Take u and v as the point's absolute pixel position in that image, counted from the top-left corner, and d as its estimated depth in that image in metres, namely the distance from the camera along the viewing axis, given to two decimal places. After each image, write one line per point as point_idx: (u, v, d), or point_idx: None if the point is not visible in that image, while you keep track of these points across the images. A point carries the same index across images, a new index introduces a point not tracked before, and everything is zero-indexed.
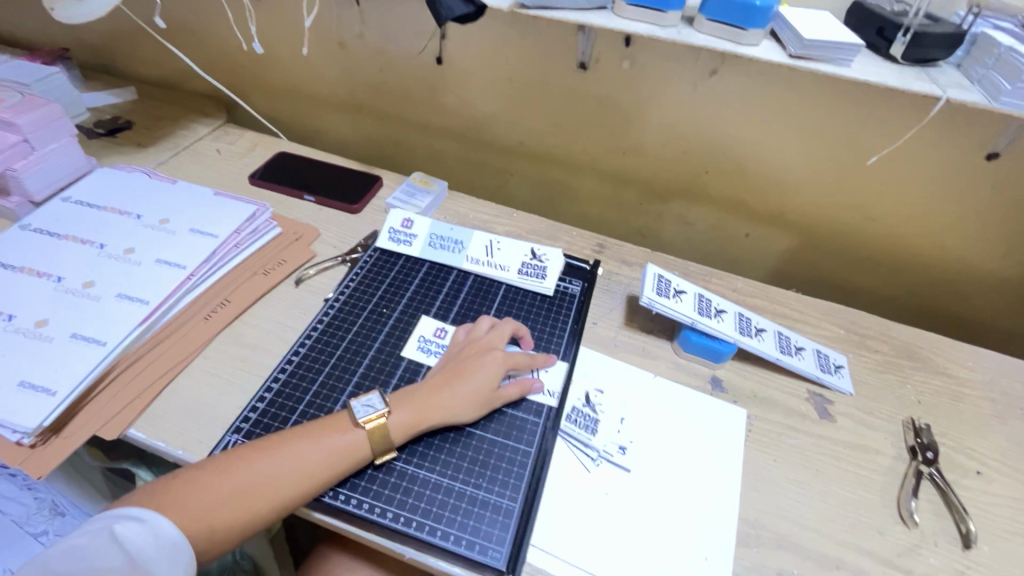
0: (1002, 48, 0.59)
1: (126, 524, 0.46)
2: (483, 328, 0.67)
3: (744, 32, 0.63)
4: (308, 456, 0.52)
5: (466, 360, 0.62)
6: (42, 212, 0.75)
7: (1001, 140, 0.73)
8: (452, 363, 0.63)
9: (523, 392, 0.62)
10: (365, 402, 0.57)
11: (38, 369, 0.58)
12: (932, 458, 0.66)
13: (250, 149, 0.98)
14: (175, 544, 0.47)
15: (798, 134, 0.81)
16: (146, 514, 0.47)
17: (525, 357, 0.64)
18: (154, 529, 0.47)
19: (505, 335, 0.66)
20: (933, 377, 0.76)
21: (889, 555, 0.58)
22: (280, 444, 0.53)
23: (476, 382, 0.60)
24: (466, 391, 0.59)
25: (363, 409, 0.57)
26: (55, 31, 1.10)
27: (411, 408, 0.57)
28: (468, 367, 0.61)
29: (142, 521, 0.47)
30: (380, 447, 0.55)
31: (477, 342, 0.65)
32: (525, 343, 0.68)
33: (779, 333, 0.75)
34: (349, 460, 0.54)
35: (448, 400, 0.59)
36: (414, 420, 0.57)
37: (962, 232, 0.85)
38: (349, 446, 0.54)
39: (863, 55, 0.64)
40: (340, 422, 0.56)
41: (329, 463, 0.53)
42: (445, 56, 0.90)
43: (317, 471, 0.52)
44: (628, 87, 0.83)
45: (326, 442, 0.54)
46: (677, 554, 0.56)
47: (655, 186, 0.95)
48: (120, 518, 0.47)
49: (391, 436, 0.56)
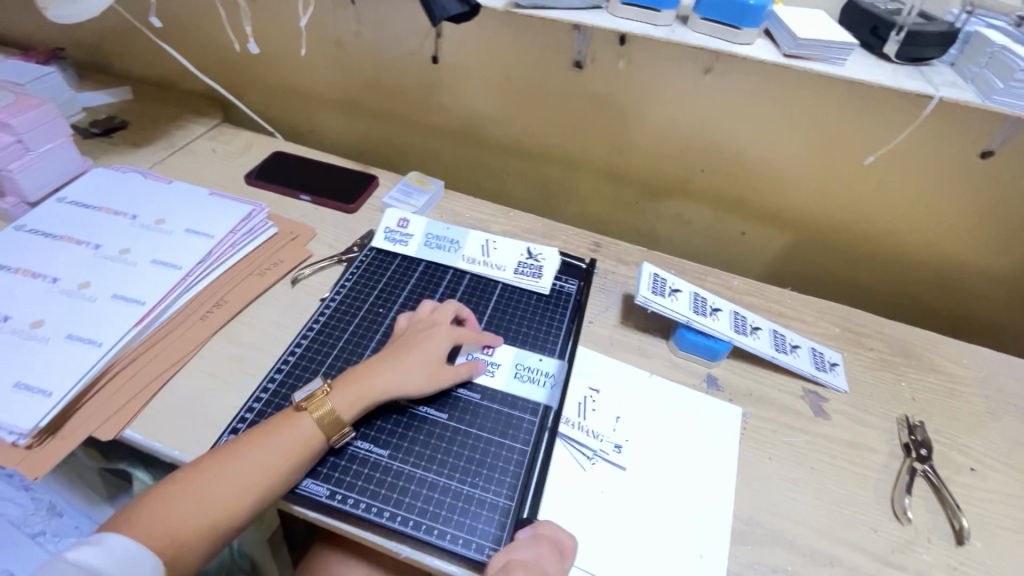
0: (995, 47, 0.59)
1: (84, 549, 0.45)
2: (426, 310, 0.68)
3: (738, 31, 0.63)
4: (284, 450, 0.53)
5: (407, 338, 0.63)
6: (37, 212, 0.74)
7: (996, 138, 0.73)
8: (394, 342, 0.63)
9: (471, 369, 0.63)
10: (307, 386, 0.58)
11: (33, 370, 0.58)
12: (925, 455, 0.66)
13: (245, 149, 0.98)
14: (152, 559, 0.45)
15: (793, 132, 0.81)
16: (102, 536, 0.46)
17: (468, 334, 0.66)
18: (110, 547, 0.45)
19: (447, 314, 0.67)
20: (927, 374, 0.76)
21: (884, 552, 0.58)
22: (255, 442, 0.53)
23: (417, 356, 0.61)
24: (408, 364, 0.60)
25: (304, 393, 0.57)
26: (49, 31, 1.09)
27: (350, 385, 0.58)
28: (409, 344, 0.62)
29: (99, 543, 0.45)
30: (332, 427, 0.56)
31: (420, 322, 0.66)
32: (469, 322, 0.69)
33: (774, 331, 0.76)
34: (321, 449, 0.55)
35: (386, 374, 0.59)
36: (355, 395, 0.57)
37: (957, 229, 0.85)
38: (320, 436, 0.55)
39: (857, 55, 0.64)
40: (292, 410, 0.56)
41: (305, 455, 0.54)
42: (440, 55, 0.90)
43: (294, 463, 0.53)
44: (624, 86, 0.84)
45: (297, 428, 0.55)
46: (673, 550, 0.56)
47: (652, 185, 0.95)
48: (79, 546, 0.46)
49: (341, 417, 0.56)
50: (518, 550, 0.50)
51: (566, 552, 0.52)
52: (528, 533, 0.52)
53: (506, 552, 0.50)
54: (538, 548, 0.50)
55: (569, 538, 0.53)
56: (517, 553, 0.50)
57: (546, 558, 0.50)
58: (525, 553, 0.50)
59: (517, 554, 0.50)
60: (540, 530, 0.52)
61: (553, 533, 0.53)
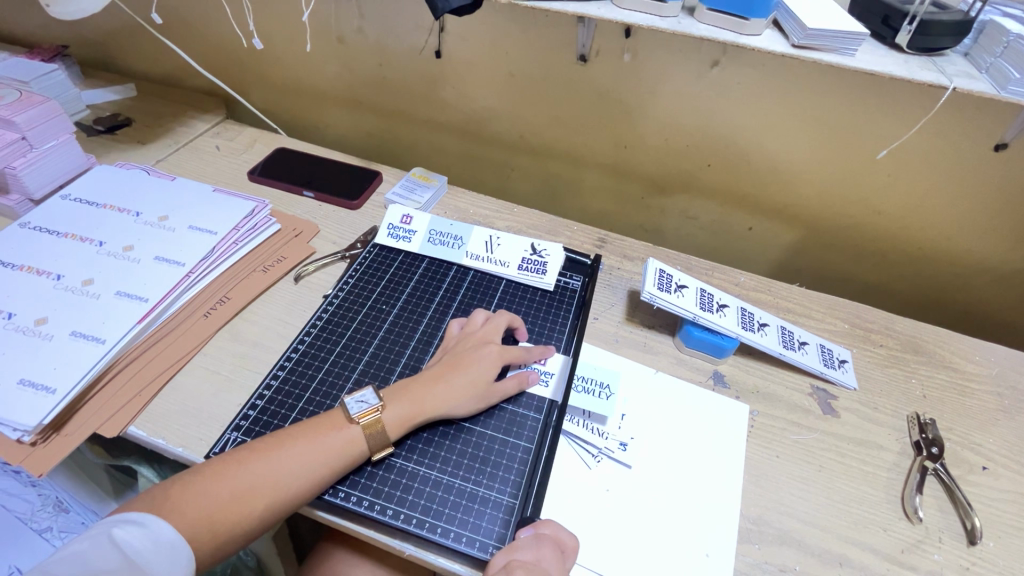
0: (1011, 35, 0.57)
1: (127, 528, 0.47)
2: (476, 322, 0.67)
3: (746, 21, 0.62)
4: (303, 456, 0.52)
5: (462, 353, 0.62)
6: (41, 210, 0.74)
7: (1010, 130, 0.72)
8: (448, 355, 0.63)
9: (522, 384, 0.62)
10: (359, 398, 0.57)
11: (38, 367, 0.58)
12: (937, 454, 0.65)
13: (249, 145, 0.97)
14: (174, 547, 0.47)
15: (802, 126, 0.80)
16: (146, 517, 0.47)
17: (521, 351, 0.64)
18: (153, 532, 0.47)
19: (500, 326, 0.66)
20: (938, 371, 0.75)
21: (894, 552, 0.57)
22: (278, 445, 0.53)
23: (473, 376, 0.60)
24: (463, 385, 0.59)
25: (356, 405, 0.56)
26: (53, 28, 1.09)
27: (405, 402, 0.57)
28: (464, 359, 0.61)
29: (142, 525, 0.47)
30: (378, 443, 0.55)
31: (472, 336, 0.65)
32: (519, 335, 0.68)
33: (782, 327, 0.75)
34: (344, 459, 0.54)
35: (443, 393, 0.58)
36: (409, 413, 0.57)
37: (969, 224, 0.83)
38: (344, 445, 0.54)
39: (868, 45, 0.63)
40: (334, 420, 0.55)
41: (324, 462, 0.53)
42: (444, 50, 0.90)
43: (312, 471, 0.52)
44: (630, 80, 0.83)
45: (321, 442, 0.53)
46: (678, 549, 0.55)
47: (657, 180, 0.94)
48: (120, 522, 0.47)
49: (387, 433, 0.56)
50: (520, 550, 0.49)
51: (568, 552, 0.51)
52: (529, 532, 0.51)
53: (507, 552, 0.50)
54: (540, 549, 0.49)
55: (570, 539, 0.52)
56: (519, 553, 0.49)
57: (547, 560, 0.49)
58: (526, 554, 0.49)
59: (518, 554, 0.49)
60: (541, 530, 0.51)
61: (555, 535, 0.51)
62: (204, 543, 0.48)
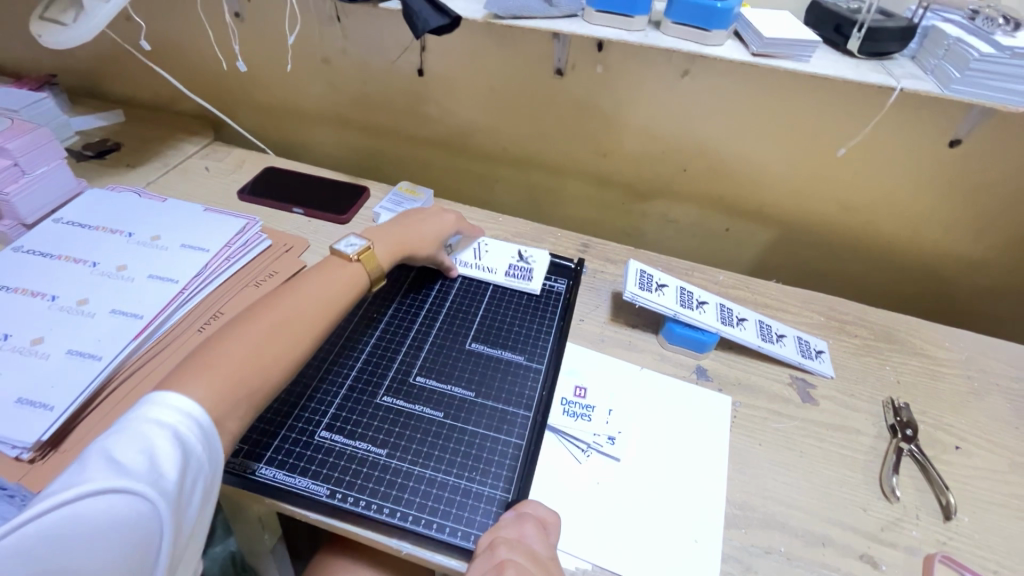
0: (951, 39, 0.62)
1: None
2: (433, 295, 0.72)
3: (708, 33, 0.66)
4: (319, 287, 0.61)
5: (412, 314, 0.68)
6: (34, 233, 0.76)
7: (962, 127, 0.76)
8: None
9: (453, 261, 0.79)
10: None
11: (35, 385, 0.59)
12: (911, 435, 0.67)
13: (237, 166, 1.00)
14: (207, 430, 0.46)
15: (769, 129, 0.84)
16: None
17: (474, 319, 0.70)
18: None
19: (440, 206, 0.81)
20: (911, 358, 0.78)
21: (874, 530, 0.59)
22: (290, 287, 0.60)
23: None
24: None
25: (350, 246, 0.67)
26: (41, 58, 1.11)
27: (387, 242, 0.70)
28: None
29: None
30: (377, 274, 0.67)
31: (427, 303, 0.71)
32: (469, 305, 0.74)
33: (760, 321, 0.78)
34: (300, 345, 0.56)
35: (413, 237, 0.73)
36: (392, 251, 0.70)
37: (932, 217, 0.87)
38: (352, 275, 0.64)
39: (822, 51, 0.67)
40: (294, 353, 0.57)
41: (338, 289, 0.62)
42: (426, 67, 0.93)
43: (331, 294, 0.61)
44: (605, 91, 0.86)
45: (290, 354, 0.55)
46: (667, 535, 0.57)
47: (637, 186, 0.97)
48: None
49: (383, 262, 0.68)
50: (504, 529, 0.51)
51: (550, 527, 0.53)
52: (512, 514, 0.53)
53: (492, 531, 0.52)
54: (520, 527, 0.51)
55: (552, 516, 0.54)
56: (503, 531, 0.51)
57: (530, 535, 0.51)
58: (509, 532, 0.51)
59: (502, 532, 0.51)
60: (522, 510, 0.53)
61: (534, 512, 0.53)
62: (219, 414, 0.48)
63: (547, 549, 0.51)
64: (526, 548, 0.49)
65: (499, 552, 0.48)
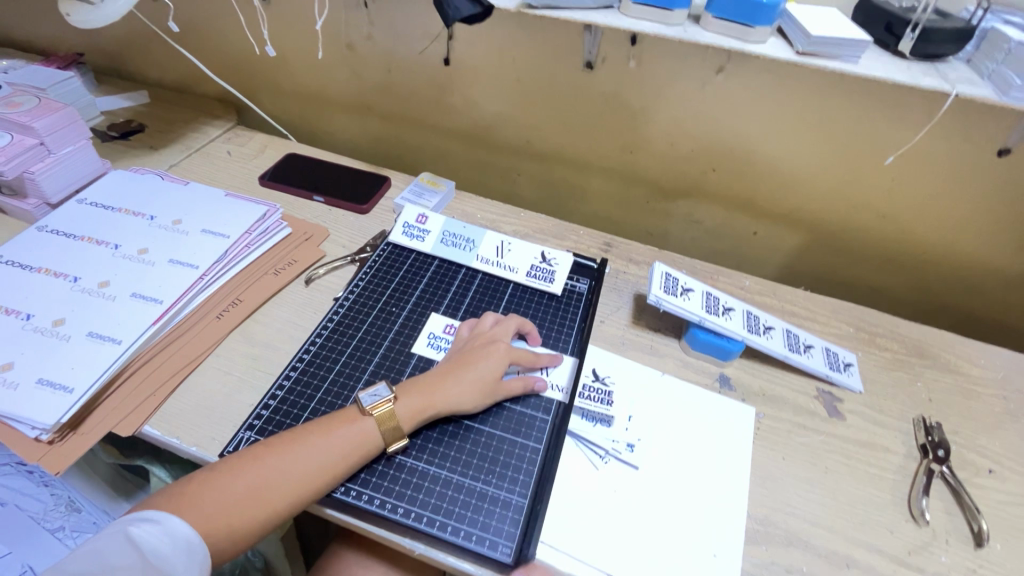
0: (1012, 43, 0.58)
1: (143, 526, 0.47)
2: (487, 324, 0.68)
3: (750, 29, 0.64)
4: (317, 450, 0.53)
5: (470, 352, 0.63)
6: (58, 213, 0.76)
7: (1013, 135, 0.72)
8: (457, 354, 0.64)
9: (527, 387, 0.63)
10: (372, 392, 0.58)
11: (55, 367, 0.59)
12: (943, 456, 0.65)
13: (260, 151, 0.99)
14: (191, 545, 0.48)
15: (805, 132, 0.81)
16: (162, 515, 0.48)
17: (529, 354, 0.65)
18: (169, 529, 0.48)
19: (510, 330, 0.67)
20: (944, 375, 0.75)
21: (901, 553, 0.57)
22: (288, 442, 0.54)
23: (480, 372, 0.61)
24: (470, 381, 0.60)
25: (370, 399, 0.58)
26: (69, 36, 1.12)
27: (417, 396, 0.58)
28: (470, 358, 0.62)
29: (158, 522, 0.48)
30: (391, 434, 0.56)
31: (481, 336, 0.66)
32: (531, 339, 0.69)
33: (788, 331, 0.75)
34: (347, 452, 0.54)
35: (453, 390, 0.59)
36: (421, 407, 0.58)
37: (973, 229, 0.84)
38: (362, 436, 0.55)
39: (871, 52, 0.64)
40: (349, 415, 0.57)
41: (339, 455, 0.54)
42: (452, 57, 0.91)
43: (329, 459, 0.53)
44: (635, 87, 0.84)
45: (331, 438, 0.54)
46: (684, 548, 0.56)
47: (663, 186, 0.95)
48: (137, 521, 0.48)
49: (399, 425, 0.57)
50: None
51: None
52: None
53: None
54: None
55: None
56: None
57: None
58: None
59: None
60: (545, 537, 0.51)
61: None
62: (237, 525, 0.50)
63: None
64: None
65: None
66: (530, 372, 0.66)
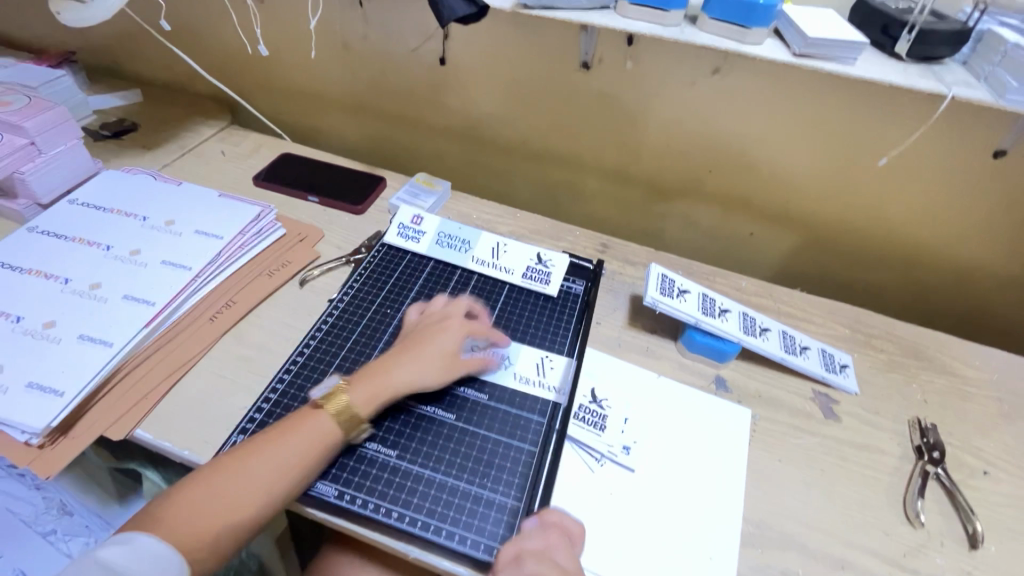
0: (1008, 45, 0.58)
1: (111, 548, 0.47)
2: (437, 305, 0.68)
3: (748, 30, 0.63)
4: (293, 449, 0.53)
5: (420, 333, 0.63)
6: (49, 214, 0.75)
7: (1008, 137, 0.72)
8: (405, 338, 0.64)
9: (479, 365, 0.64)
10: (326, 386, 0.59)
11: (45, 370, 0.58)
12: (938, 458, 0.65)
13: (254, 151, 0.98)
14: (162, 558, 0.47)
15: (801, 133, 0.81)
16: (128, 535, 0.48)
17: (480, 327, 0.65)
18: (137, 547, 0.47)
19: (459, 309, 0.68)
20: (939, 376, 0.75)
21: (895, 555, 0.57)
22: (263, 443, 0.53)
23: (430, 350, 0.61)
24: (423, 360, 0.60)
25: (325, 390, 0.58)
26: (61, 34, 1.10)
27: (367, 381, 0.58)
28: (419, 338, 0.62)
29: (124, 543, 0.47)
30: None
31: (430, 318, 0.66)
32: (481, 317, 0.69)
33: (784, 332, 0.75)
34: (326, 447, 0.54)
35: (406, 373, 0.59)
36: (374, 391, 0.58)
37: (967, 230, 0.84)
38: (332, 429, 0.55)
39: (868, 54, 0.64)
40: (312, 406, 0.57)
41: (315, 452, 0.54)
42: (448, 56, 0.90)
43: (307, 457, 0.53)
44: (632, 87, 0.83)
45: (306, 433, 0.54)
46: (680, 551, 0.56)
47: (659, 186, 0.95)
48: (105, 544, 0.48)
49: (356, 409, 0.56)
50: (528, 539, 0.51)
51: (574, 538, 0.53)
52: (535, 521, 0.53)
53: (516, 543, 0.51)
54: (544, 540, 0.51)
55: (576, 526, 0.54)
56: (527, 542, 0.51)
57: (556, 548, 0.51)
58: (533, 543, 0.51)
59: (526, 543, 0.51)
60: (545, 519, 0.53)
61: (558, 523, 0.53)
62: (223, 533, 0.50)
63: (571, 562, 0.51)
64: (552, 560, 0.50)
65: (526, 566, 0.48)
66: (484, 350, 0.66)
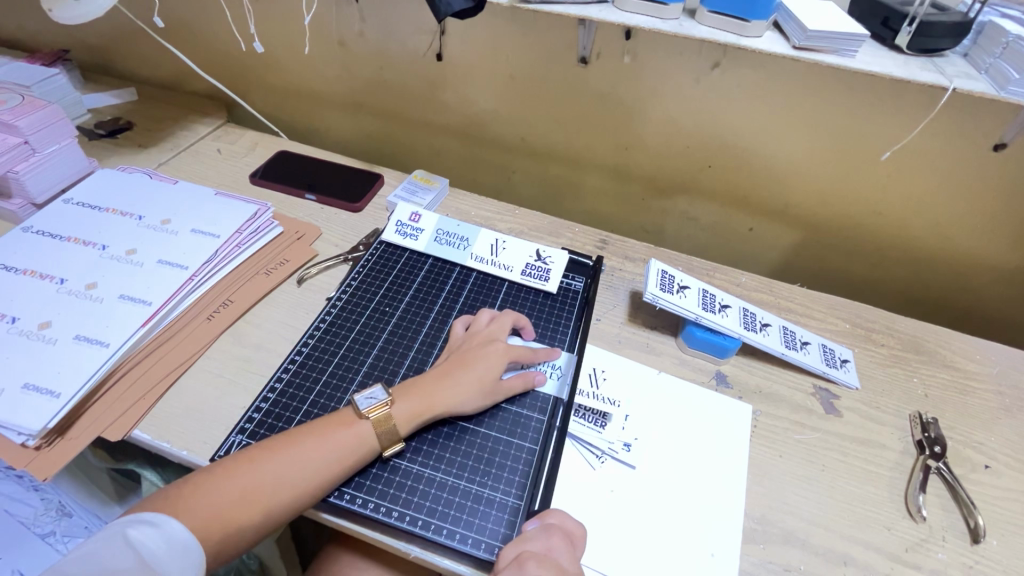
0: (1010, 36, 0.58)
1: (141, 528, 0.47)
2: (481, 321, 0.67)
3: (747, 24, 0.62)
4: (315, 454, 0.53)
5: (468, 352, 0.62)
6: (43, 214, 0.74)
7: (1009, 130, 0.72)
8: (454, 355, 0.63)
9: (527, 383, 0.62)
10: (368, 394, 0.58)
11: (41, 371, 0.58)
12: (940, 452, 0.65)
13: (250, 149, 0.98)
14: (188, 548, 0.47)
15: (801, 128, 0.80)
16: (158, 517, 0.48)
17: (527, 350, 0.64)
18: (166, 532, 0.47)
19: (505, 326, 0.67)
20: (940, 370, 0.75)
21: (897, 551, 0.57)
22: (285, 445, 0.53)
23: (480, 373, 0.60)
24: (469, 382, 0.60)
25: (366, 401, 0.57)
26: (53, 32, 1.09)
27: (414, 400, 0.58)
28: (469, 359, 0.62)
29: (155, 525, 0.47)
30: (386, 439, 0.56)
31: (478, 335, 0.65)
32: (525, 334, 0.68)
33: (784, 328, 0.75)
34: (347, 455, 0.54)
35: (451, 391, 0.59)
36: (418, 411, 0.57)
37: (967, 224, 0.84)
38: (358, 439, 0.55)
39: (868, 46, 0.64)
40: (346, 417, 0.56)
41: (335, 459, 0.53)
42: (445, 52, 0.90)
43: (328, 464, 0.52)
44: (631, 82, 0.83)
45: (329, 439, 0.54)
46: (681, 548, 0.56)
47: (659, 182, 0.94)
48: (134, 523, 0.48)
49: (397, 430, 0.56)
50: (530, 542, 0.50)
51: (577, 541, 0.52)
52: (537, 524, 0.52)
53: (517, 544, 0.50)
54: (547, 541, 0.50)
55: (579, 528, 0.53)
56: (529, 544, 0.50)
57: (558, 549, 0.50)
58: (536, 545, 0.49)
59: (528, 545, 0.49)
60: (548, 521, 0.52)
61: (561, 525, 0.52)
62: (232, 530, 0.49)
63: (573, 564, 0.50)
64: (554, 562, 0.48)
65: (529, 568, 0.47)
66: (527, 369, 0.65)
